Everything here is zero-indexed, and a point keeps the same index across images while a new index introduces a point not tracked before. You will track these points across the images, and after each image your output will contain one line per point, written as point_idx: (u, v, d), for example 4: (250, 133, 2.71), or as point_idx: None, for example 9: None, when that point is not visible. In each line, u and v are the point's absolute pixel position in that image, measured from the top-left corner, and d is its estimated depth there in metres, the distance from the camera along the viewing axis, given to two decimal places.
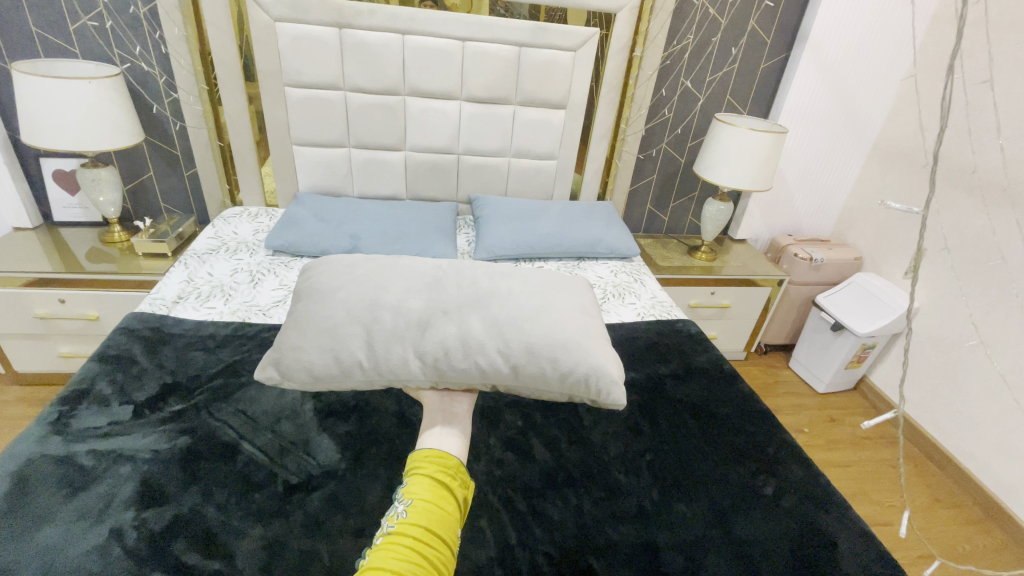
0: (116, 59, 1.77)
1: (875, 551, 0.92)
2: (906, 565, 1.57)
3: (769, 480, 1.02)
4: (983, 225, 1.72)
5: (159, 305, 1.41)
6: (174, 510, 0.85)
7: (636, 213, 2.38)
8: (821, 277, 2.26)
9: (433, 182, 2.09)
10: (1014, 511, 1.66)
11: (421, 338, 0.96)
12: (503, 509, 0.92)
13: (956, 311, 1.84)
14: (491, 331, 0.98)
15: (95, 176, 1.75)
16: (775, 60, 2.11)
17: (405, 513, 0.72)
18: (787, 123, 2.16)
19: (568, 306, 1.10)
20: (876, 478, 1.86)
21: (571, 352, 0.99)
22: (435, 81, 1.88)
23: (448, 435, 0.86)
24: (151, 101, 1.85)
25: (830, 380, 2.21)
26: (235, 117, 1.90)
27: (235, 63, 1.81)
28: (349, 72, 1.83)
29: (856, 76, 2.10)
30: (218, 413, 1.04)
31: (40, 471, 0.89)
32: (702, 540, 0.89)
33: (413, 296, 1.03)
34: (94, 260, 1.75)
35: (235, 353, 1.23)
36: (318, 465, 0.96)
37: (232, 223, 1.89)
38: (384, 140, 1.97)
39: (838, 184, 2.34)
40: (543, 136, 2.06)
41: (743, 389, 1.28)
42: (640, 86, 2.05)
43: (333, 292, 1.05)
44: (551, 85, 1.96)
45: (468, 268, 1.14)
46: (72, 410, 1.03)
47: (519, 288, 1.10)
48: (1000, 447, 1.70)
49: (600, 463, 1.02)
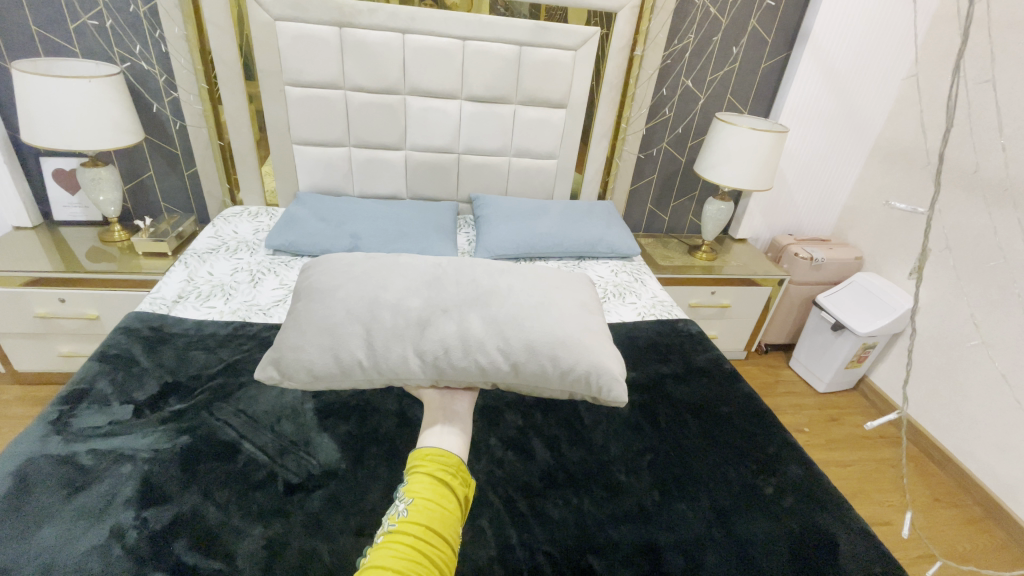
0: (116, 58, 1.76)
1: (876, 552, 0.92)
2: (906, 564, 1.57)
3: (770, 480, 1.02)
4: (984, 225, 1.72)
5: (159, 304, 1.40)
6: (174, 510, 0.84)
7: (636, 212, 2.38)
8: (821, 277, 2.26)
9: (433, 181, 2.09)
10: (1015, 511, 1.66)
11: (421, 337, 0.96)
12: (503, 509, 0.92)
13: (956, 310, 1.84)
14: (491, 329, 0.98)
15: (95, 175, 1.75)
16: (775, 59, 2.10)
17: (406, 512, 0.72)
18: (788, 122, 2.16)
19: (568, 304, 1.09)
20: (876, 478, 1.86)
21: (571, 350, 0.99)
22: (435, 80, 1.88)
23: (449, 433, 0.86)
24: (151, 100, 1.85)
25: (830, 380, 2.21)
26: (235, 116, 1.90)
27: (235, 62, 1.80)
28: (350, 71, 1.83)
29: (857, 75, 2.09)
30: (218, 412, 1.04)
31: (41, 471, 0.89)
32: (703, 539, 0.90)
33: (412, 294, 1.03)
34: (94, 259, 1.75)
35: (235, 352, 1.23)
36: (318, 465, 0.96)
37: (232, 222, 1.89)
38: (384, 139, 1.97)
39: (839, 183, 2.34)
40: (543, 135, 2.06)
41: (744, 389, 1.28)
42: (641, 86, 2.05)
43: (333, 291, 1.05)
44: (551, 84, 1.96)
45: (468, 266, 1.14)
46: (72, 410, 1.03)
47: (519, 286, 1.10)
48: (1001, 446, 1.70)
49: (601, 463, 1.02)
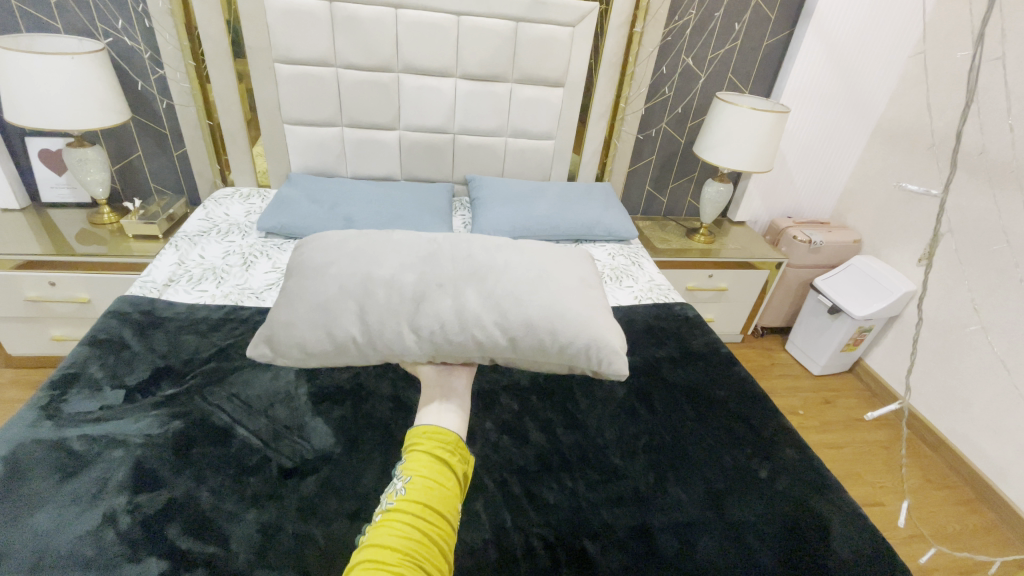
0: (99, 34, 1.71)
1: (869, 536, 0.92)
2: (897, 545, 1.60)
3: (764, 464, 1.02)
4: (987, 207, 1.70)
5: (149, 288, 1.38)
6: (168, 495, 0.84)
7: (635, 195, 2.35)
8: (820, 260, 2.25)
9: (429, 162, 2.05)
10: (1006, 493, 1.68)
11: (416, 313, 0.94)
12: (499, 493, 0.91)
13: (956, 293, 1.83)
14: (488, 304, 0.97)
15: (82, 156, 1.70)
16: (779, 37, 2.06)
17: (405, 491, 0.71)
18: (789, 101, 2.12)
19: (567, 277, 1.08)
20: (869, 460, 1.88)
21: (571, 325, 0.98)
22: (429, 56, 1.83)
23: (447, 412, 0.85)
24: (137, 78, 1.80)
25: (825, 363, 2.22)
26: (224, 96, 1.85)
27: (223, 39, 1.75)
28: (341, 47, 1.78)
29: (861, 51, 2.05)
30: (211, 396, 1.03)
31: (31, 456, 0.88)
32: (697, 522, 0.90)
33: (406, 270, 1.01)
34: (83, 242, 1.72)
35: (228, 337, 1.22)
36: (312, 449, 0.96)
37: (223, 204, 1.85)
38: (377, 119, 1.93)
39: (840, 163, 2.31)
40: (541, 115, 2.02)
41: (740, 373, 1.28)
42: (640, 64, 2.00)
43: (326, 268, 1.02)
44: (550, 62, 1.91)
45: (464, 242, 1.12)
46: (62, 394, 1.01)
47: (515, 259, 1.08)
48: (993, 428, 1.72)
49: (596, 447, 1.02)
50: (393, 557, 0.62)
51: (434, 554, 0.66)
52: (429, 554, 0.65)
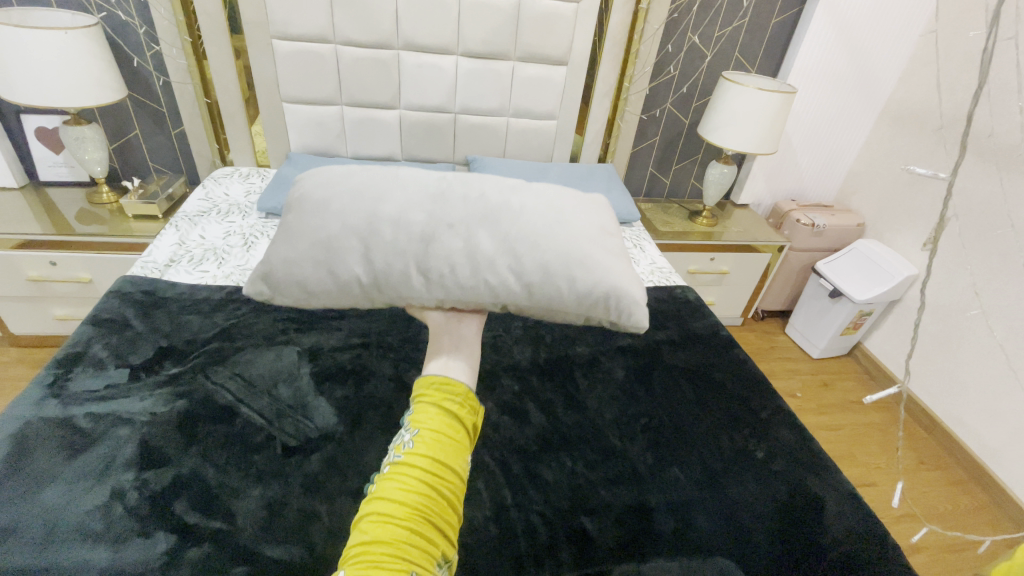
0: (92, 8, 1.67)
1: (862, 514, 0.94)
2: (889, 524, 1.63)
3: (761, 445, 1.04)
4: (992, 191, 1.69)
5: (150, 268, 1.38)
6: (174, 471, 0.86)
7: (637, 177, 2.33)
8: (822, 243, 2.24)
9: (430, 142, 2.03)
10: (998, 474, 1.71)
11: (425, 254, 0.92)
12: (499, 471, 0.93)
13: (958, 277, 1.83)
14: (502, 248, 0.94)
15: (79, 134, 1.69)
16: (789, 14, 2.00)
17: (413, 444, 0.67)
18: (796, 82, 2.09)
19: (587, 224, 1.03)
20: (865, 442, 1.91)
21: (590, 273, 0.97)
22: (429, 33, 1.79)
23: (456, 362, 0.79)
24: (133, 54, 1.77)
25: (824, 347, 2.23)
26: (222, 73, 1.82)
27: (219, 14, 1.71)
28: (339, 22, 1.73)
29: (872, 28, 2.00)
30: (215, 376, 1.04)
31: (39, 433, 0.89)
32: (694, 501, 0.92)
33: (414, 208, 0.96)
34: (83, 221, 1.71)
35: (230, 318, 1.22)
36: (316, 428, 0.97)
37: (223, 183, 1.84)
38: (377, 98, 1.90)
39: (847, 144, 2.28)
40: (544, 95, 1.98)
41: (739, 356, 1.28)
42: (646, 42, 1.96)
43: (326, 204, 0.98)
44: (553, 39, 1.87)
45: (478, 179, 1.04)
46: (67, 373, 1.02)
47: (533, 202, 1.02)
48: (988, 411, 1.74)
49: (595, 428, 1.03)
50: (401, 511, 0.61)
51: (442, 508, 0.64)
52: (437, 509, 0.63)
